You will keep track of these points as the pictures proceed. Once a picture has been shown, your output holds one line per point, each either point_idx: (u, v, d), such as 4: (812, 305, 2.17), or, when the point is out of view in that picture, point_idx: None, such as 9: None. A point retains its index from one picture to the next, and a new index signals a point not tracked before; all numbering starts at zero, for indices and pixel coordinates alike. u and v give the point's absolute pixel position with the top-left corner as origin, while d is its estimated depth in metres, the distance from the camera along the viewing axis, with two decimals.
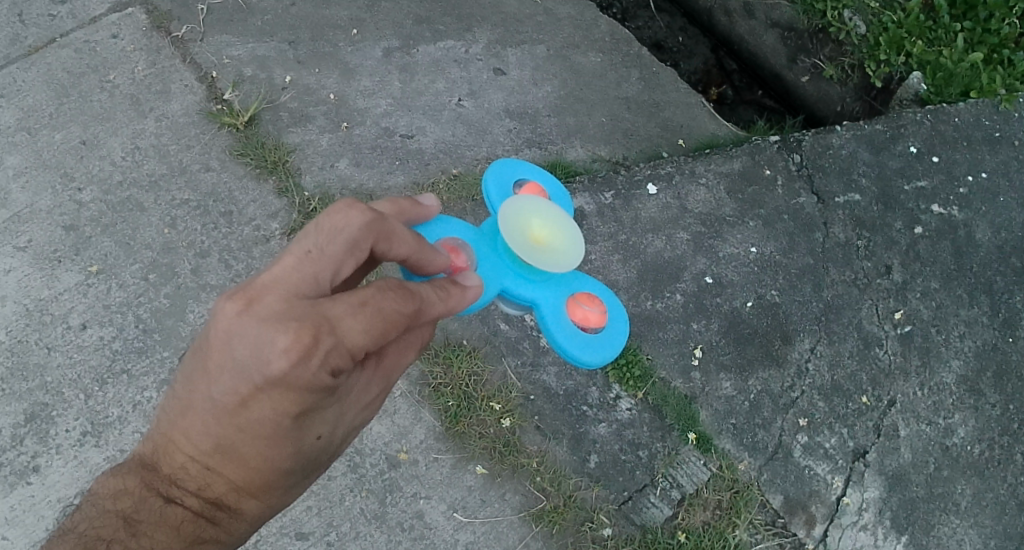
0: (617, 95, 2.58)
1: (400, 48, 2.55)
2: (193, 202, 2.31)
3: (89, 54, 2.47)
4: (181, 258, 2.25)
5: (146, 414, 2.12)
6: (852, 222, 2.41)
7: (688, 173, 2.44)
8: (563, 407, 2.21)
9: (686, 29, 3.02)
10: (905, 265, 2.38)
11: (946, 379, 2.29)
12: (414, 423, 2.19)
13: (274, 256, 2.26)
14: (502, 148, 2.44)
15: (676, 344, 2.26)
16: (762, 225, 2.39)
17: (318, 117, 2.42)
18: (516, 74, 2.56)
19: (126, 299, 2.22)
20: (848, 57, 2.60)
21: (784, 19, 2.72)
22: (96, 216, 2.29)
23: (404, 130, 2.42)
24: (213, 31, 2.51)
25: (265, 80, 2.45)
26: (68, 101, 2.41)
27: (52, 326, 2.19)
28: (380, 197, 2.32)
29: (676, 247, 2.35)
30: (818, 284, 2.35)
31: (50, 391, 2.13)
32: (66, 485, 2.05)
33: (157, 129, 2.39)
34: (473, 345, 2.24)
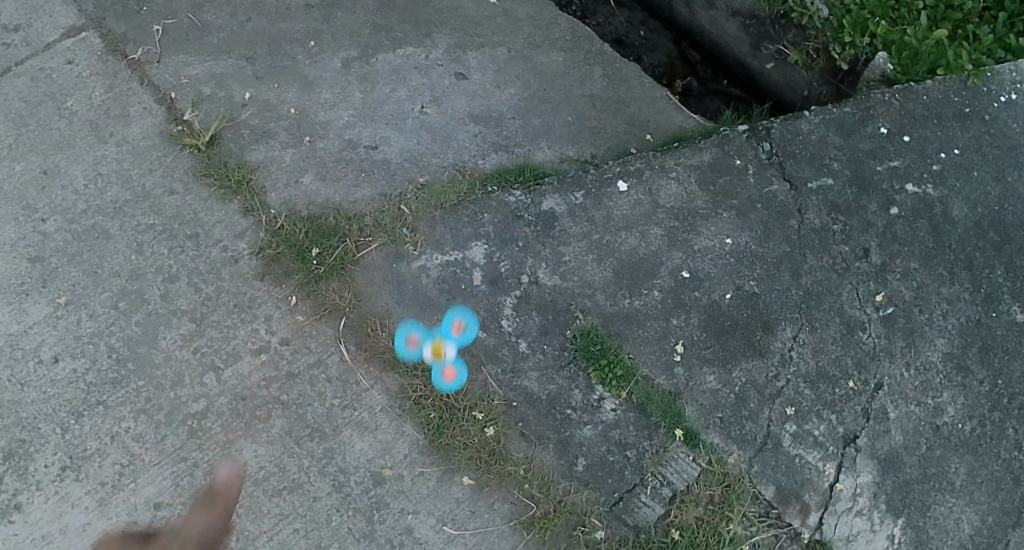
0: (582, 93, 2.46)
1: (359, 58, 2.41)
2: (159, 226, 2.24)
3: (45, 81, 2.41)
4: (151, 284, 2.20)
5: (125, 445, 2.10)
6: (826, 207, 2.40)
7: (658, 168, 2.36)
8: (546, 412, 2.17)
9: (647, 22, 2.97)
10: (883, 247, 2.37)
11: (931, 358, 2.27)
12: (396, 438, 2.13)
13: (244, 277, 2.18)
14: (468, 153, 2.32)
15: (657, 342, 2.23)
16: (735, 215, 2.37)
17: (280, 133, 2.30)
18: (478, 78, 2.42)
19: (97, 328, 2.18)
20: (812, 42, 2.58)
21: (745, 8, 2.66)
22: (62, 246, 2.24)
23: (368, 141, 2.30)
24: (170, 51, 2.42)
25: (224, 98, 2.34)
26: (25, 130, 2.35)
27: (23, 360, 2.15)
28: (348, 210, 2.23)
29: (651, 243, 2.29)
30: (796, 271, 2.34)
31: (27, 427, 2.10)
32: (48, 522, 2.03)
33: (118, 154, 2.31)
34: (453, 355, 2.16)
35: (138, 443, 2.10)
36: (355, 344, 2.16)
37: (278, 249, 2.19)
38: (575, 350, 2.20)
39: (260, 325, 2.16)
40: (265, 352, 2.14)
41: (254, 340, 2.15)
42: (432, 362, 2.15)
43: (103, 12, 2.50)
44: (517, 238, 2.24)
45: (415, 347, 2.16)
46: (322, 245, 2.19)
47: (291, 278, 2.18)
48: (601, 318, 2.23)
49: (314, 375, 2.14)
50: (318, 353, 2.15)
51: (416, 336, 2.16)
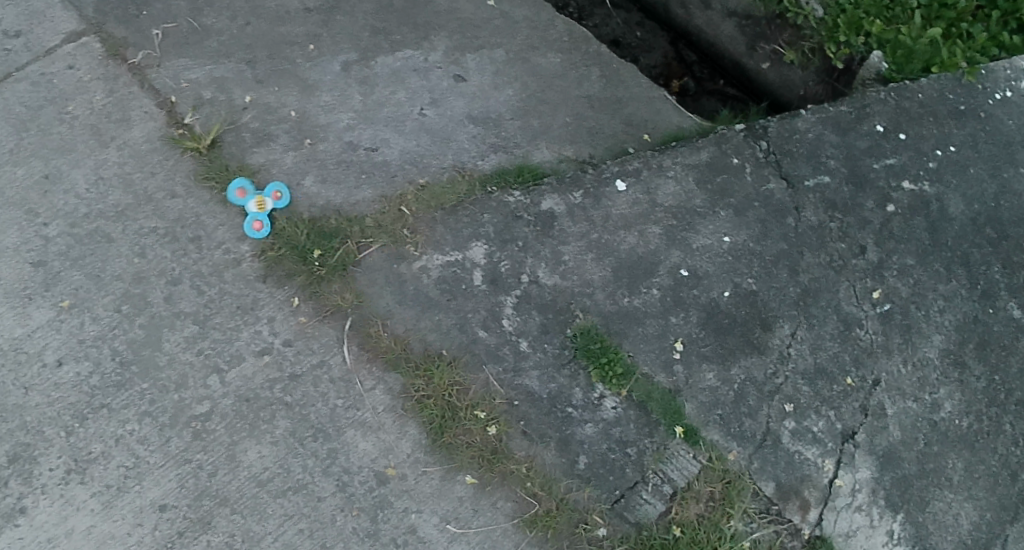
0: (580, 94, 2.47)
1: (358, 60, 2.41)
2: (161, 230, 2.25)
3: (46, 86, 2.42)
4: (153, 287, 2.21)
5: (130, 447, 2.12)
6: (823, 205, 2.42)
7: (656, 167, 2.38)
8: (547, 410, 2.19)
9: (643, 23, 2.94)
10: (879, 244, 2.39)
11: (929, 354, 2.29)
12: (399, 438, 2.15)
13: (246, 279, 2.20)
14: (468, 155, 2.33)
15: (656, 340, 2.25)
16: (733, 214, 2.38)
17: (280, 136, 2.31)
18: (476, 80, 2.43)
19: (100, 332, 2.19)
20: (807, 41, 2.62)
21: (740, 8, 2.69)
22: (65, 251, 2.26)
23: (368, 144, 2.31)
24: (170, 55, 2.43)
25: (225, 102, 2.35)
26: (28, 135, 2.37)
27: (28, 364, 2.17)
28: (349, 212, 2.24)
29: (649, 242, 2.31)
30: (794, 269, 2.36)
31: (32, 431, 2.12)
32: (54, 525, 2.06)
33: (120, 159, 2.32)
34: (454, 355, 2.19)
35: (143, 446, 2.12)
36: (357, 344, 2.18)
37: (280, 251, 2.20)
38: (576, 349, 2.22)
39: (262, 327, 2.17)
40: (268, 354, 2.16)
41: (257, 341, 2.16)
42: (251, 212, 2.22)
43: (103, 16, 2.51)
44: (517, 238, 2.26)
45: (242, 198, 2.23)
46: (323, 247, 2.20)
47: (293, 280, 2.20)
48: (600, 317, 2.24)
49: (317, 376, 2.16)
50: (320, 354, 2.17)
51: (246, 187, 2.24)
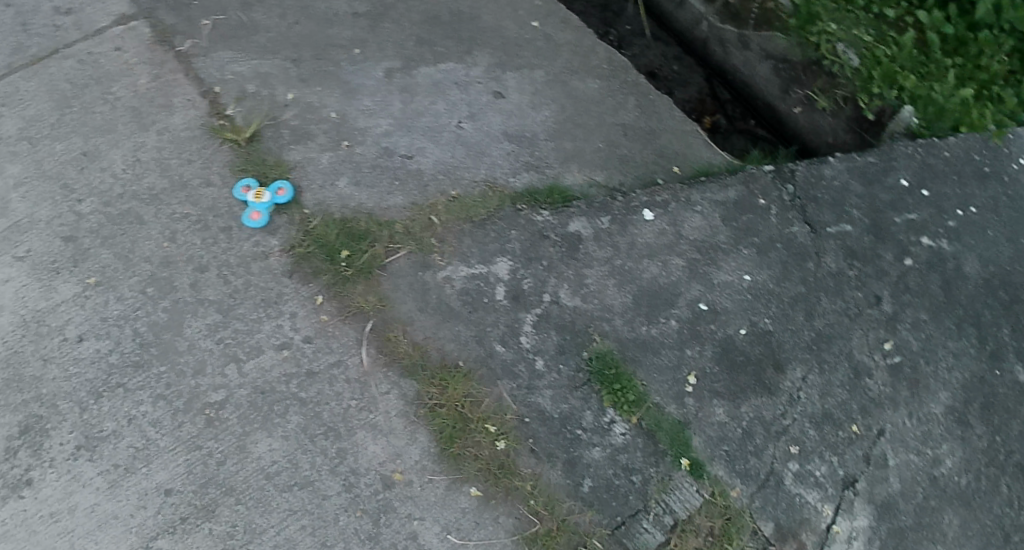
0: (614, 122, 2.52)
1: (401, 69, 2.47)
2: (193, 216, 2.28)
3: (93, 66, 2.49)
4: (180, 272, 2.23)
5: (141, 429, 2.13)
6: (843, 252, 2.47)
7: (684, 200, 2.42)
8: (558, 430, 2.20)
9: (682, 58, 3.01)
10: (894, 296, 2.43)
11: (934, 410, 2.31)
12: (409, 444, 2.16)
13: (273, 272, 2.22)
14: (501, 170, 2.37)
15: (670, 371, 2.28)
16: (755, 253, 2.42)
17: (319, 136, 2.34)
18: (514, 98, 2.49)
19: (123, 312, 2.22)
20: (840, 90, 2.67)
21: (778, 51, 2.74)
22: (96, 228, 2.29)
23: (404, 151, 2.35)
24: (217, 47, 2.48)
25: (268, 97, 2.39)
26: (69, 111, 2.42)
27: (49, 337, 2.20)
28: (379, 216, 2.27)
29: (671, 273, 2.34)
30: (809, 312, 2.39)
31: (46, 403, 2.14)
32: (58, 500, 2.04)
33: (158, 143, 2.36)
34: (470, 367, 2.21)
35: (155, 428, 2.13)
36: (375, 347, 2.20)
37: (308, 248, 2.23)
38: (590, 372, 2.24)
39: (284, 321, 2.19)
40: (288, 349, 2.18)
41: (278, 335, 2.18)
42: (250, 204, 2.24)
43: (155, 5, 2.60)
44: (542, 257, 2.28)
45: (244, 193, 2.26)
46: (351, 248, 2.23)
47: (319, 278, 2.22)
48: (617, 343, 2.27)
49: (334, 375, 2.17)
50: (339, 354, 2.18)
51: (250, 184, 2.27)
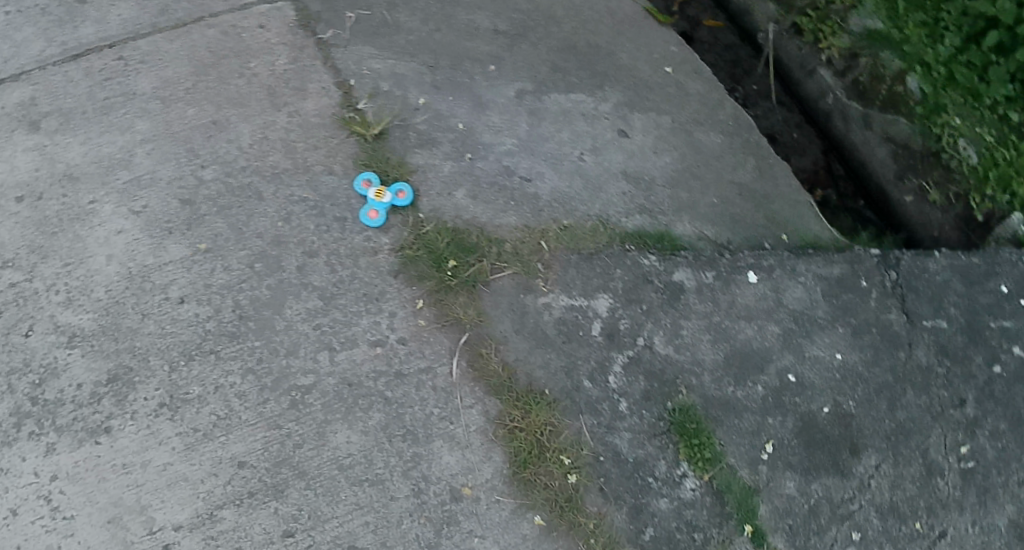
0: (732, 180, 2.52)
1: (532, 91, 2.51)
2: (311, 201, 2.32)
3: (234, 38, 2.55)
4: (289, 253, 2.27)
5: (226, 399, 2.17)
6: (935, 348, 2.42)
7: (789, 269, 2.42)
8: (629, 474, 2.19)
9: (802, 126, 2.98)
10: (978, 402, 2.37)
11: (999, 521, 2.25)
12: (483, 461, 2.17)
13: (379, 269, 2.26)
14: (614, 209, 2.38)
15: (749, 436, 2.25)
16: (850, 333, 2.40)
17: (443, 144, 2.39)
18: (639, 139, 2.50)
19: (227, 282, 2.26)
20: (955, 185, 2.59)
21: (899, 136, 2.69)
22: (214, 196, 2.34)
23: (524, 173, 2.39)
24: (357, 41, 2.53)
25: (400, 97, 2.44)
26: (205, 79, 2.49)
27: (151, 293, 2.26)
28: (490, 233, 2.30)
29: (766, 338, 2.34)
30: (893, 402, 2.35)
31: (137, 356, 2.20)
32: (133, 452, 2.12)
33: (288, 124, 2.41)
34: (555, 397, 2.22)
35: (239, 400, 2.17)
36: (466, 361, 2.22)
37: (417, 252, 2.26)
38: (671, 423, 2.23)
39: (382, 319, 2.22)
40: (381, 346, 2.21)
41: (373, 332, 2.21)
42: (369, 201, 2.29)
43: None
44: (642, 300, 2.30)
45: (365, 188, 2.31)
46: (459, 259, 2.26)
47: (422, 283, 2.25)
48: (702, 399, 2.26)
49: (422, 380, 2.20)
50: (430, 360, 2.21)
51: (371, 180, 2.32)
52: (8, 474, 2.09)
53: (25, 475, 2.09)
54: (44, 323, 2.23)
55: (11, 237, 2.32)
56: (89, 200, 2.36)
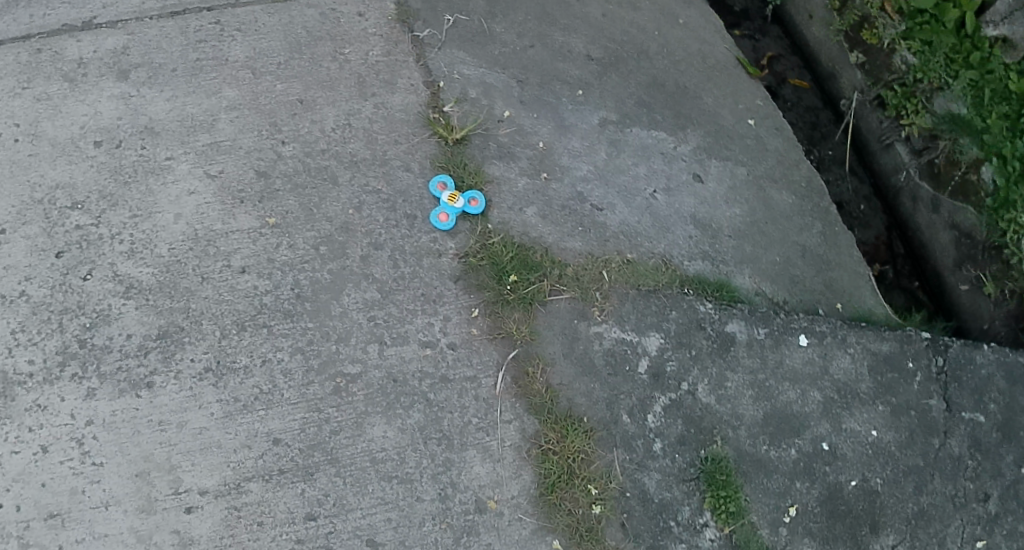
0: (797, 241, 2.54)
1: (616, 122, 2.55)
2: (384, 194, 2.36)
3: (332, 22, 2.58)
4: (356, 242, 2.31)
5: (271, 373, 2.19)
6: (969, 440, 2.36)
7: (840, 338, 2.40)
8: (652, 514, 2.20)
9: (870, 199, 3.00)
10: (1002, 500, 2.33)
11: None
12: (512, 477, 2.18)
13: (440, 272, 2.31)
14: (678, 251, 2.43)
15: (775, 496, 2.25)
16: (888, 411, 2.36)
17: (522, 159, 2.45)
18: (712, 186, 2.53)
19: (290, 259, 2.29)
20: (1012, 282, 2.57)
21: (965, 224, 2.68)
22: (290, 173, 2.37)
23: (596, 201, 2.44)
24: (452, 45, 2.57)
25: (485, 107, 2.50)
26: (298, 57, 2.52)
27: (213, 258, 2.28)
28: (555, 254, 2.36)
29: (806, 403, 2.33)
30: (919, 487, 2.31)
31: (191, 318, 2.23)
32: (172, 411, 2.14)
33: (373, 115, 2.45)
34: (592, 426, 2.23)
35: (284, 377, 2.19)
36: (511, 377, 2.25)
37: (481, 261, 2.32)
38: (701, 471, 2.24)
39: (437, 321, 2.27)
40: (430, 348, 2.25)
41: (426, 332, 2.25)
42: (441, 204, 2.34)
43: None
44: (693, 345, 2.32)
45: (439, 190, 2.36)
46: (521, 276, 2.31)
47: (481, 292, 2.30)
48: (735, 452, 2.26)
49: (465, 388, 2.23)
50: (477, 370, 2.24)
51: (446, 183, 2.37)
52: (45, 412, 2.12)
53: (62, 415, 2.12)
54: (103, 270, 2.25)
55: (84, 178, 2.33)
56: (165, 156, 2.37)
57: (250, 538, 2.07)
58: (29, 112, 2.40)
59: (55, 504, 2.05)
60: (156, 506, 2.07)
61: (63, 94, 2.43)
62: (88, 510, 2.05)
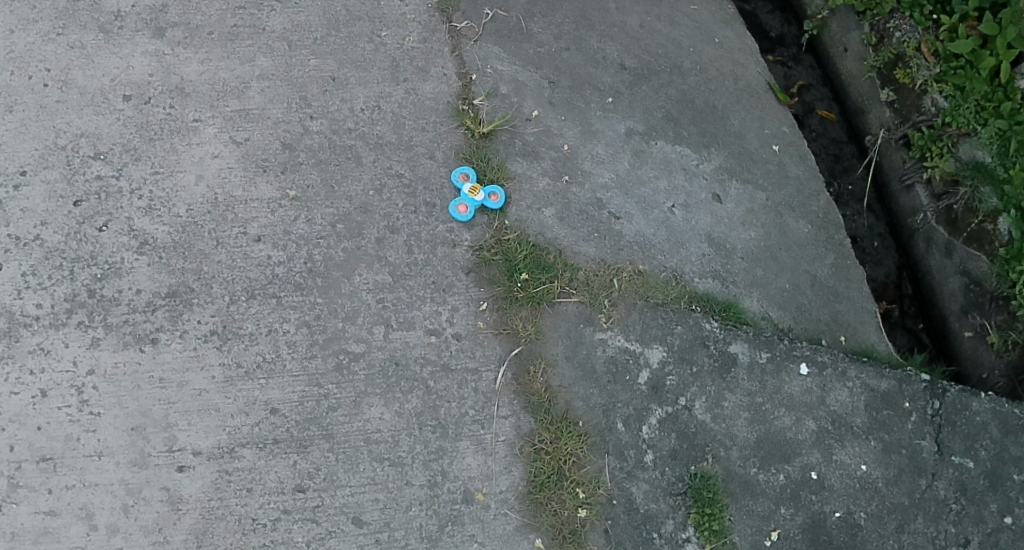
0: (808, 270, 2.55)
1: (642, 133, 2.56)
2: (405, 179, 2.38)
3: (372, 4, 2.57)
4: (372, 223, 2.33)
5: (276, 343, 2.21)
6: (955, 485, 2.36)
7: (840, 371, 2.40)
8: (636, 523, 2.22)
9: (884, 237, 3.01)
10: (981, 547, 2.33)
11: None
12: (503, 472, 2.20)
13: (453, 262, 2.33)
14: (690, 267, 2.45)
15: (759, 519, 2.27)
16: (880, 448, 2.37)
17: (545, 160, 2.47)
18: (730, 207, 2.54)
19: (307, 233, 2.30)
20: (1016, 333, 2.62)
21: (975, 272, 2.71)
22: (315, 148, 2.39)
23: (614, 210, 2.46)
24: (488, 39, 2.58)
25: (515, 104, 2.51)
26: (335, 34, 2.52)
27: (230, 224, 2.29)
28: (568, 257, 2.38)
29: (800, 432, 2.34)
30: (901, 525, 2.33)
31: (202, 280, 2.24)
32: (174, 370, 2.16)
33: (403, 100, 2.46)
34: (586, 430, 2.25)
35: (288, 349, 2.21)
36: (512, 373, 2.27)
37: (494, 256, 2.34)
38: (689, 486, 2.25)
39: (444, 311, 2.28)
40: (435, 336, 2.26)
41: (433, 320, 2.27)
42: (461, 195, 2.36)
43: None
44: (694, 362, 2.34)
45: (460, 182, 2.38)
46: (532, 275, 2.33)
47: (491, 287, 2.32)
48: (724, 471, 2.28)
49: (465, 379, 2.24)
50: (479, 363, 2.26)
51: (468, 176, 2.39)
52: (48, 356, 2.14)
53: (64, 361, 2.14)
54: (119, 223, 2.27)
55: (109, 130, 2.34)
56: (192, 117, 2.39)
57: (239, 503, 2.10)
58: (61, 59, 2.40)
59: (48, 448, 2.08)
60: (148, 461, 2.10)
61: (97, 45, 2.43)
62: (81, 458, 2.08)
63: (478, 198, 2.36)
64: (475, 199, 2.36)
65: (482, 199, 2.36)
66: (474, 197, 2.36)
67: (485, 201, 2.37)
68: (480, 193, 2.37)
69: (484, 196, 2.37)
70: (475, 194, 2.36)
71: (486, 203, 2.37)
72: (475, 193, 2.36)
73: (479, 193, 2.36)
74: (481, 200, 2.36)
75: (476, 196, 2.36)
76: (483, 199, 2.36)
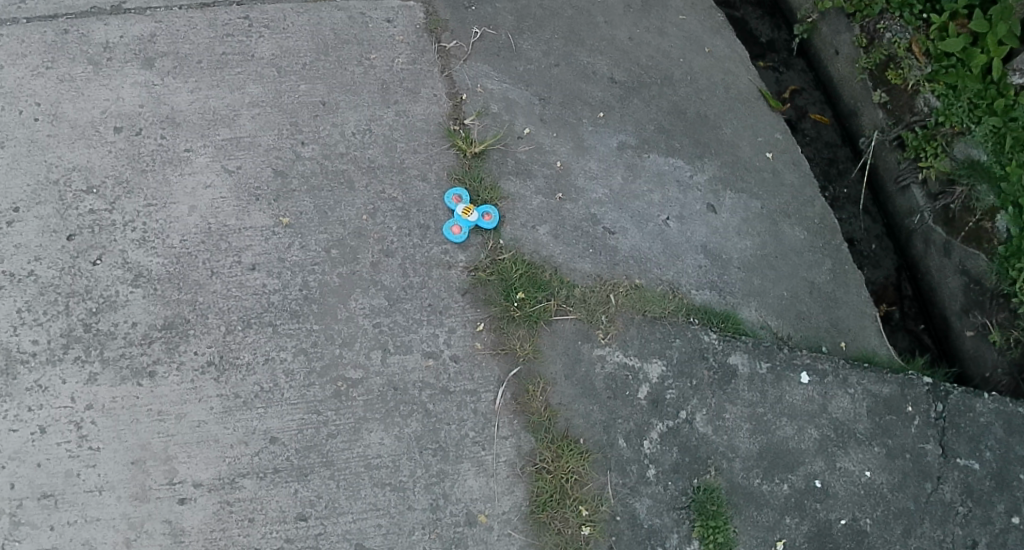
0: (805, 276, 2.54)
1: (634, 147, 2.56)
2: (398, 202, 2.38)
3: (360, 26, 2.57)
4: (366, 248, 2.32)
5: (273, 372, 2.21)
6: (962, 487, 2.34)
7: (841, 378, 2.39)
8: (640, 539, 2.21)
9: (882, 239, 3.01)
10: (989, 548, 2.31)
11: None
12: (505, 493, 2.19)
13: (448, 284, 2.32)
14: (687, 279, 2.44)
15: (764, 530, 2.26)
16: (884, 454, 2.35)
17: (538, 177, 2.46)
18: (725, 217, 2.53)
19: (301, 260, 2.30)
20: (1018, 331, 2.58)
21: (974, 270, 2.69)
22: (307, 174, 2.38)
23: (609, 225, 2.45)
24: (477, 58, 2.58)
25: (506, 122, 2.51)
26: (324, 59, 2.52)
27: (225, 253, 2.29)
28: (564, 274, 2.37)
29: (803, 440, 2.33)
30: (908, 530, 2.31)
31: (197, 311, 2.24)
32: (171, 402, 2.16)
33: (393, 123, 2.46)
34: (588, 447, 2.24)
35: (286, 377, 2.20)
36: (511, 393, 2.26)
37: (489, 276, 2.33)
38: (692, 500, 2.24)
39: (441, 333, 2.28)
40: (433, 359, 2.26)
41: (430, 343, 2.27)
42: (455, 216, 2.36)
43: None
44: (694, 375, 2.33)
45: (454, 203, 2.37)
46: (529, 294, 2.33)
47: (488, 307, 2.32)
48: (727, 483, 2.27)
49: (465, 401, 2.24)
50: (477, 384, 2.25)
51: (461, 197, 2.39)
52: (46, 393, 2.14)
53: (62, 397, 2.14)
54: (113, 256, 2.26)
55: (101, 163, 2.34)
56: (184, 147, 2.39)
57: (241, 533, 2.09)
58: (51, 93, 2.40)
59: (49, 485, 2.07)
60: (149, 494, 2.10)
61: (86, 77, 2.43)
62: (81, 494, 2.08)
63: (473, 218, 2.36)
64: (470, 219, 2.36)
65: (477, 219, 2.36)
66: (468, 217, 2.36)
67: (479, 221, 2.36)
68: (474, 213, 2.36)
69: (478, 217, 2.36)
70: (469, 214, 2.36)
71: (480, 223, 2.36)
72: (469, 213, 2.35)
73: (473, 213, 2.36)
74: (475, 220, 2.36)
75: (470, 216, 2.36)
76: (478, 218, 2.36)
